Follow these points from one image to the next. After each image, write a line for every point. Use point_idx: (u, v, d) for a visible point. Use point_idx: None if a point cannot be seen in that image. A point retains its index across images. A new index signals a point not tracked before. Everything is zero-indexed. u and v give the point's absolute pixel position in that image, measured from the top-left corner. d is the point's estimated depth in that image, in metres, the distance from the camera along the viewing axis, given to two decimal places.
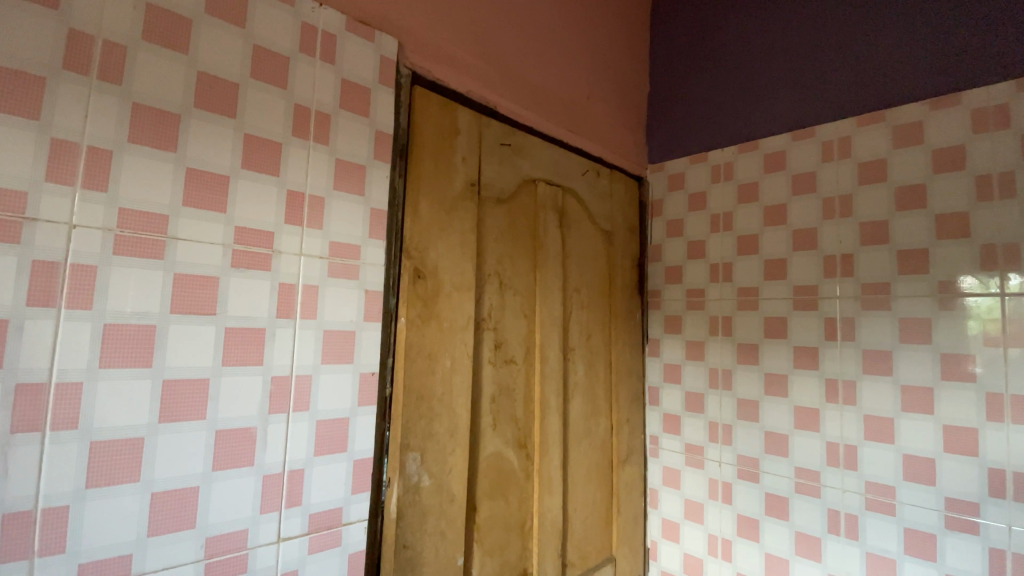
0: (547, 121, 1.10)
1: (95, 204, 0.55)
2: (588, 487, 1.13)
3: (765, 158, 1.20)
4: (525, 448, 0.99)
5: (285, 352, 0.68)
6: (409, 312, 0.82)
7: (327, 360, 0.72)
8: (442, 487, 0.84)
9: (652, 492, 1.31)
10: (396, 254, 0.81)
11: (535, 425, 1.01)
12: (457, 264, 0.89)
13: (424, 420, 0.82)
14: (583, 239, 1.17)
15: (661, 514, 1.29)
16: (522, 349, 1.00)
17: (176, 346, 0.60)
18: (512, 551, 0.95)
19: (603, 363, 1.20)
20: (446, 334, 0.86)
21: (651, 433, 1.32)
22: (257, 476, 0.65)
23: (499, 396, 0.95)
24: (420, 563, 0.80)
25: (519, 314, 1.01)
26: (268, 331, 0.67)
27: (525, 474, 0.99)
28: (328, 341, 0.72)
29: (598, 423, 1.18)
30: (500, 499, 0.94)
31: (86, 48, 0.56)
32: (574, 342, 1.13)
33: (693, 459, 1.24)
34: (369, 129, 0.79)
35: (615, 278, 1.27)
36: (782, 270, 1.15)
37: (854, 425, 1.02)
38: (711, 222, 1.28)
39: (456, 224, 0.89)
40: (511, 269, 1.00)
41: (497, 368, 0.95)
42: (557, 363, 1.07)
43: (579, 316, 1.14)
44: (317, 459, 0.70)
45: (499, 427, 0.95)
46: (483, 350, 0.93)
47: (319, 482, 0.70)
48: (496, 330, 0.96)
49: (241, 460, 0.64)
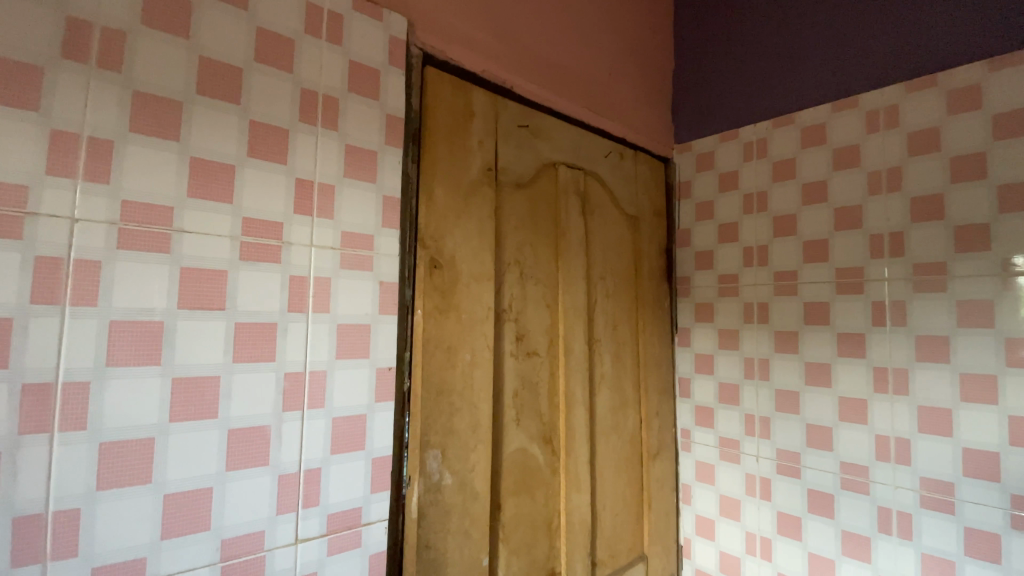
0: (567, 100, 1.05)
1: (97, 196, 0.53)
2: (617, 483, 1.08)
3: (803, 133, 1.12)
4: (551, 444, 0.95)
5: (298, 347, 0.66)
6: (416, 309, 0.77)
7: (341, 354, 0.69)
8: (465, 486, 0.80)
9: (685, 488, 1.25)
10: (410, 244, 0.78)
11: (560, 421, 0.97)
12: (475, 253, 0.84)
13: (444, 416, 0.78)
14: (608, 223, 1.11)
15: (694, 510, 1.23)
16: (545, 342, 0.96)
17: (185, 342, 0.58)
18: (539, 550, 0.91)
19: (631, 354, 1.14)
20: (465, 327, 0.82)
21: (682, 426, 1.26)
22: (272, 476, 0.63)
23: (522, 390, 0.91)
24: (443, 564, 0.77)
25: (541, 304, 0.96)
26: (279, 326, 0.64)
27: (551, 470, 0.94)
28: (342, 335, 0.69)
29: (626, 419, 1.12)
30: (526, 496, 0.90)
31: (97, 45, 0.54)
32: (600, 332, 1.07)
33: (728, 453, 1.18)
34: (380, 113, 0.75)
35: (643, 269, 1.20)
36: (823, 251, 1.07)
37: (907, 417, 0.94)
38: (744, 202, 1.20)
39: (473, 211, 0.85)
40: (532, 257, 0.95)
41: (520, 362, 0.91)
42: (582, 358, 1.01)
43: (604, 307, 1.09)
44: (335, 458, 0.68)
45: (522, 422, 0.90)
46: (505, 343, 0.89)
47: (337, 481, 0.68)
48: (517, 320, 0.91)
49: (254, 459, 0.61)
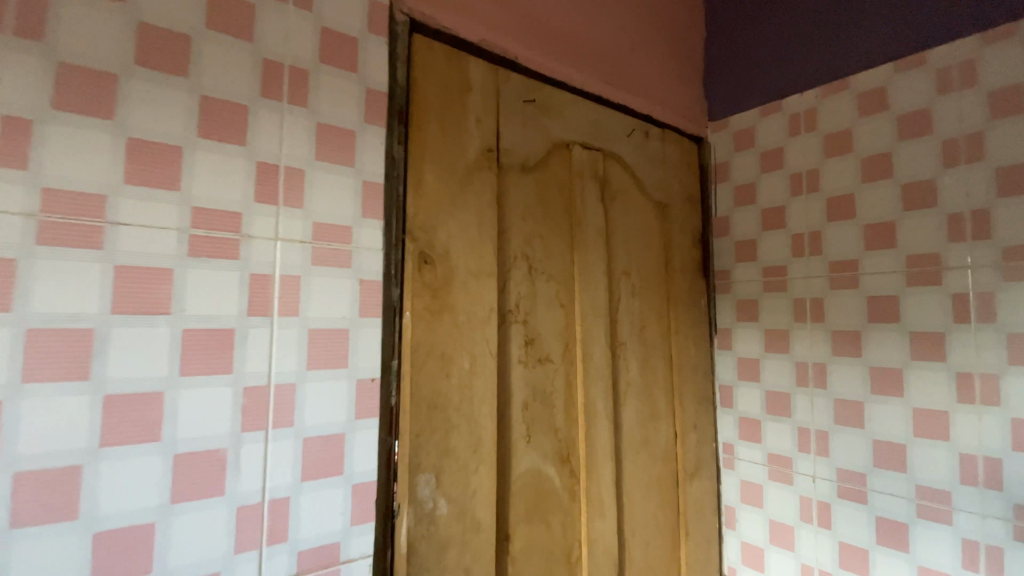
0: (580, 72, 0.93)
1: (12, 184, 0.46)
2: (648, 506, 0.95)
3: (858, 98, 0.95)
4: (568, 463, 0.83)
5: (261, 357, 0.57)
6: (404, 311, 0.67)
7: (313, 365, 0.60)
8: (464, 515, 0.69)
9: (727, 510, 1.10)
10: (397, 236, 0.68)
11: (579, 436, 0.85)
12: (473, 246, 0.74)
13: (438, 434, 0.68)
14: (631, 211, 0.99)
15: (740, 536, 1.07)
16: (560, 347, 0.84)
17: (121, 353, 0.49)
18: None
19: (661, 359, 1.01)
20: (463, 330, 0.71)
21: (724, 439, 1.11)
22: (230, 507, 0.54)
23: (534, 402, 0.79)
24: None
25: (554, 303, 0.84)
26: (238, 333, 0.55)
27: (569, 493, 0.82)
28: (315, 341, 0.60)
29: (657, 433, 0.98)
30: (540, 524, 0.78)
31: (12, 11, 0.47)
32: (625, 334, 0.95)
33: (778, 472, 1.02)
34: (358, 87, 0.66)
35: (674, 263, 1.06)
36: (889, 236, 0.90)
37: (999, 431, 0.78)
38: (792, 183, 1.03)
39: (471, 197, 0.74)
40: (543, 249, 0.84)
41: (530, 369, 0.80)
42: (603, 365, 0.89)
43: (629, 306, 0.96)
44: (306, 485, 0.58)
45: (534, 439, 0.79)
46: (511, 348, 0.78)
47: (309, 512, 0.58)
48: (526, 322, 0.80)
49: (207, 489, 0.53)
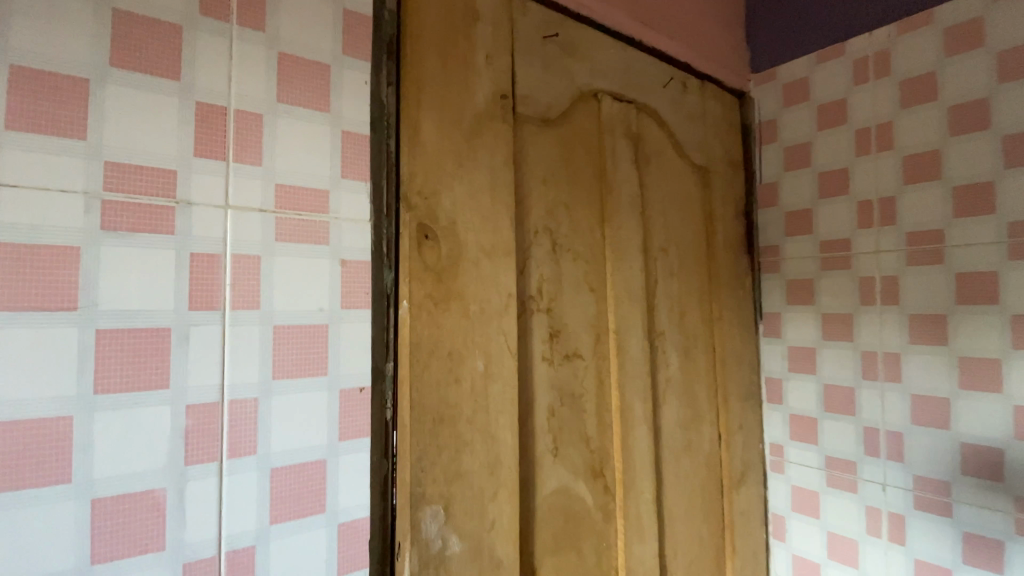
0: (609, 8, 0.77)
1: None
2: (691, 522, 0.81)
3: (944, 34, 0.79)
4: (602, 478, 0.69)
5: (210, 364, 0.43)
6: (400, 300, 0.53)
7: (281, 372, 0.46)
8: (481, 552, 0.56)
9: (776, 519, 0.95)
10: (389, 204, 0.53)
11: (613, 445, 0.71)
12: (486, 217, 0.59)
13: (447, 452, 0.54)
14: (668, 177, 0.84)
15: (791, 549, 0.92)
16: (590, 340, 0.70)
17: (5, 365, 0.35)
18: None
19: (703, 350, 0.87)
20: (474, 322, 0.57)
21: (773, 440, 0.96)
22: (169, 566, 0.40)
23: (561, 408, 0.66)
24: None
25: (583, 287, 0.70)
26: (177, 333, 0.41)
27: (603, 513, 0.69)
28: (283, 342, 0.46)
29: (700, 436, 0.84)
30: (571, 553, 0.65)
31: None
32: (663, 323, 0.80)
33: (840, 478, 0.87)
34: (334, 10, 0.51)
35: (717, 239, 0.91)
36: (986, 199, 0.74)
37: None
38: (857, 140, 0.88)
39: (481, 156, 0.59)
40: (569, 222, 0.69)
41: (556, 368, 0.66)
42: (641, 359, 0.75)
43: (667, 289, 0.81)
44: (276, 529, 0.45)
45: (562, 452, 0.65)
46: (534, 343, 0.64)
47: (282, 563, 0.45)
48: (551, 311, 0.66)
49: (138, 545, 0.39)
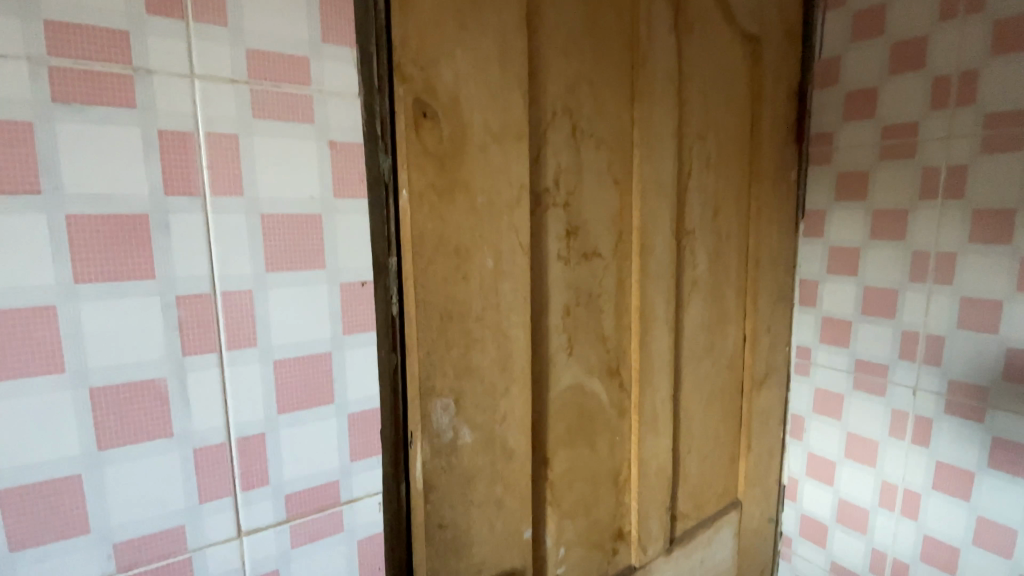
0: None
1: None
2: (708, 420, 0.81)
3: None
4: (618, 377, 0.68)
5: (196, 254, 0.40)
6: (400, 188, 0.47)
7: (275, 264, 0.44)
8: (493, 442, 0.55)
9: (795, 419, 0.94)
10: (381, 78, 0.46)
11: (632, 345, 0.68)
12: (495, 92, 0.51)
13: (456, 351, 0.52)
14: (711, 49, 0.72)
15: (807, 447, 0.92)
16: (612, 237, 0.65)
17: None
18: (602, 510, 0.68)
19: (736, 250, 0.80)
20: (483, 216, 0.51)
21: (800, 343, 0.92)
22: (181, 450, 0.41)
23: (577, 307, 0.62)
24: (468, 543, 0.54)
25: (606, 179, 0.63)
26: (156, 220, 0.39)
27: (618, 410, 0.69)
28: (274, 232, 0.43)
29: (724, 338, 0.81)
30: (583, 446, 0.65)
31: None
32: (694, 220, 0.74)
33: (867, 381, 0.83)
34: None
35: (761, 125, 0.81)
36: None
37: None
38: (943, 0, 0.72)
39: (488, 16, 0.50)
40: (592, 103, 0.60)
41: (573, 267, 0.61)
42: (666, 259, 0.69)
43: (700, 182, 0.73)
44: (285, 419, 0.46)
45: (578, 350, 0.63)
46: (549, 239, 0.59)
47: (294, 449, 0.46)
48: (569, 205, 0.60)
49: (146, 431, 0.40)
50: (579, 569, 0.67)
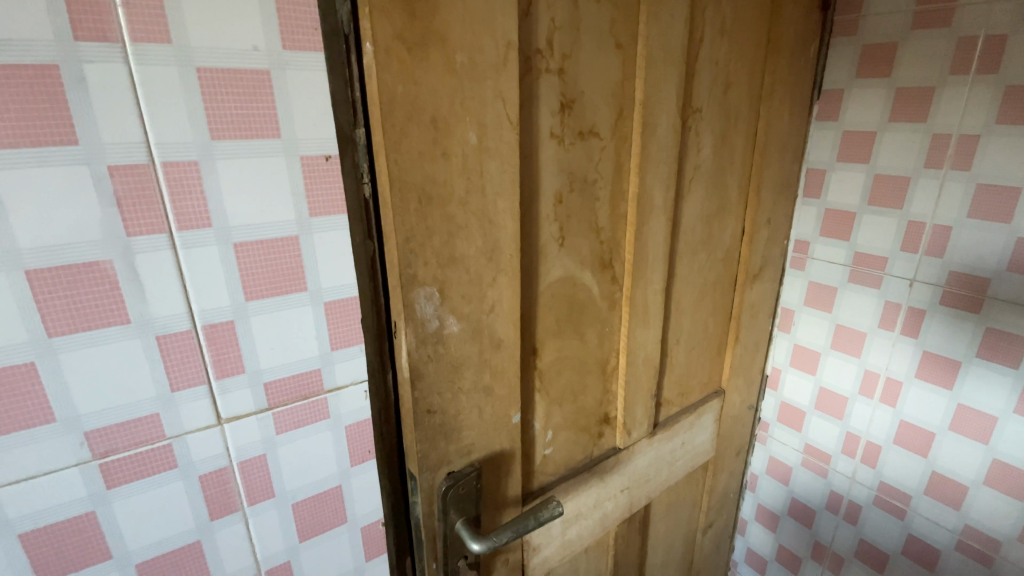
0: None
1: None
2: (698, 312, 0.80)
3: None
4: (610, 269, 0.65)
5: (122, 118, 0.36)
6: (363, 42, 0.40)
7: (221, 132, 0.39)
8: (480, 331, 0.52)
9: (784, 312, 0.94)
10: None
11: (627, 235, 0.65)
12: None
13: (438, 237, 0.46)
14: None
15: (794, 340, 0.93)
16: (611, 114, 0.58)
17: None
18: (588, 397, 0.69)
19: (743, 133, 0.74)
20: (464, 79, 0.43)
21: (799, 236, 0.89)
22: (141, 338, 0.41)
23: (570, 193, 0.57)
24: (458, 429, 0.54)
25: (607, 41, 0.55)
26: (68, 73, 0.34)
27: (608, 302, 0.67)
28: (214, 93, 0.38)
29: (722, 230, 0.78)
30: (572, 336, 0.64)
31: None
32: (701, 96, 0.66)
33: (863, 274, 0.81)
34: None
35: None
36: None
37: None
38: None
39: None
40: None
41: (567, 147, 0.55)
42: (669, 141, 0.63)
43: (713, 52, 0.65)
44: (254, 307, 0.44)
45: (569, 241, 0.59)
46: (541, 114, 0.52)
47: (268, 338, 0.46)
48: (563, 72, 0.52)
49: (98, 318, 0.39)
50: (566, 451, 0.69)
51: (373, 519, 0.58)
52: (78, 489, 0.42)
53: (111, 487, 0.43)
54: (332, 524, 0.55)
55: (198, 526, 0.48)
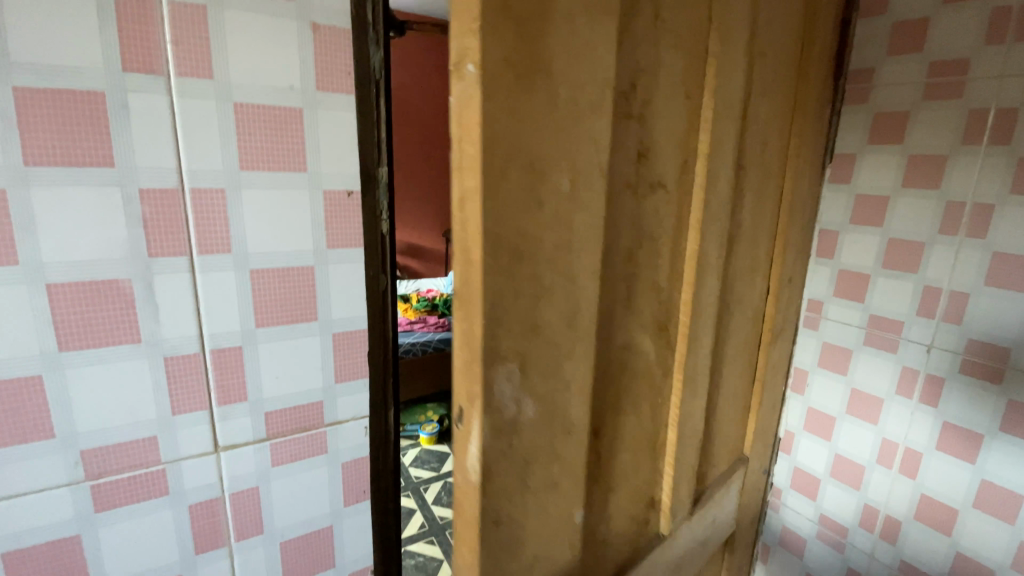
0: None
1: None
2: (731, 374, 0.76)
3: None
4: (666, 333, 0.56)
5: (159, 144, 0.38)
6: (462, 69, 0.32)
7: (251, 163, 0.41)
8: (555, 417, 0.43)
9: (797, 373, 0.92)
10: None
11: (683, 295, 0.57)
12: None
13: (523, 302, 0.38)
14: None
15: (807, 402, 0.91)
16: (676, 164, 0.51)
17: None
18: (639, 478, 0.59)
19: (774, 193, 0.74)
20: (566, 114, 0.36)
21: (813, 296, 0.88)
22: (150, 358, 0.41)
23: (638, 252, 0.50)
24: (524, 538, 0.44)
25: (680, 85, 0.49)
26: (111, 98, 0.36)
27: (662, 372, 0.57)
28: (249, 127, 0.40)
29: (754, 288, 0.76)
30: (631, 414, 0.54)
31: None
32: (750, 153, 0.65)
33: (880, 337, 0.80)
34: None
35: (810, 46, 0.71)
36: None
37: None
38: None
39: None
40: None
41: (640, 199, 0.48)
42: (729, 190, 0.59)
43: (759, 106, 0.64)
44: (263, 334, 0.45)
45: (635, 303, 0.51)
46: (621, 160, 0.45)
47: (273, 366, 0.46)
48: (643, 115, 0.46)
49: (108, 335, 0.39)
50: (620, 533, 0.58)
51: (362, 566, 0.55)
52: (66, 510, 0.41)
53: (99, 510, 0.42)
54: (318, 567, 0.53)
55: (183, 559, 0.46)
